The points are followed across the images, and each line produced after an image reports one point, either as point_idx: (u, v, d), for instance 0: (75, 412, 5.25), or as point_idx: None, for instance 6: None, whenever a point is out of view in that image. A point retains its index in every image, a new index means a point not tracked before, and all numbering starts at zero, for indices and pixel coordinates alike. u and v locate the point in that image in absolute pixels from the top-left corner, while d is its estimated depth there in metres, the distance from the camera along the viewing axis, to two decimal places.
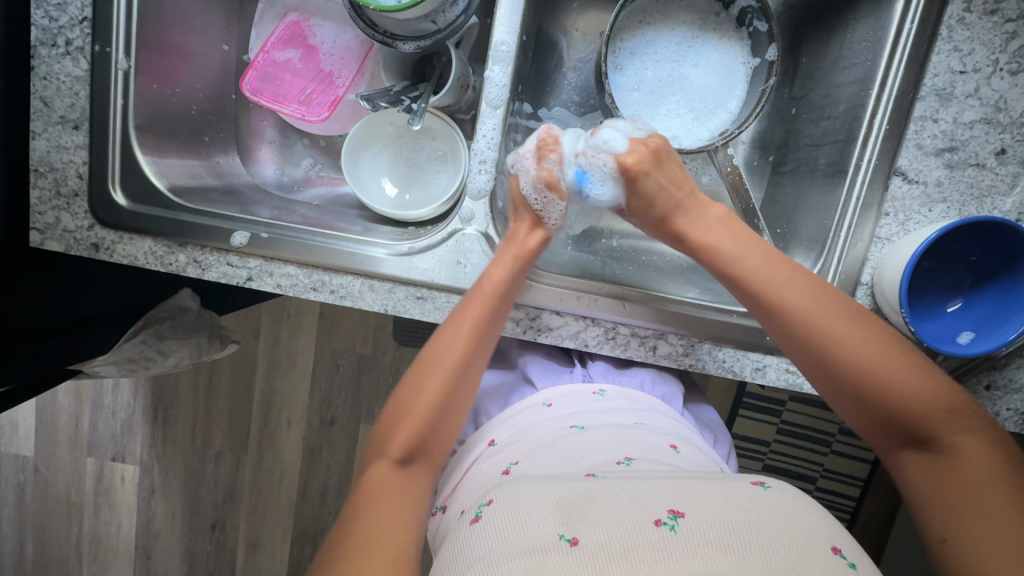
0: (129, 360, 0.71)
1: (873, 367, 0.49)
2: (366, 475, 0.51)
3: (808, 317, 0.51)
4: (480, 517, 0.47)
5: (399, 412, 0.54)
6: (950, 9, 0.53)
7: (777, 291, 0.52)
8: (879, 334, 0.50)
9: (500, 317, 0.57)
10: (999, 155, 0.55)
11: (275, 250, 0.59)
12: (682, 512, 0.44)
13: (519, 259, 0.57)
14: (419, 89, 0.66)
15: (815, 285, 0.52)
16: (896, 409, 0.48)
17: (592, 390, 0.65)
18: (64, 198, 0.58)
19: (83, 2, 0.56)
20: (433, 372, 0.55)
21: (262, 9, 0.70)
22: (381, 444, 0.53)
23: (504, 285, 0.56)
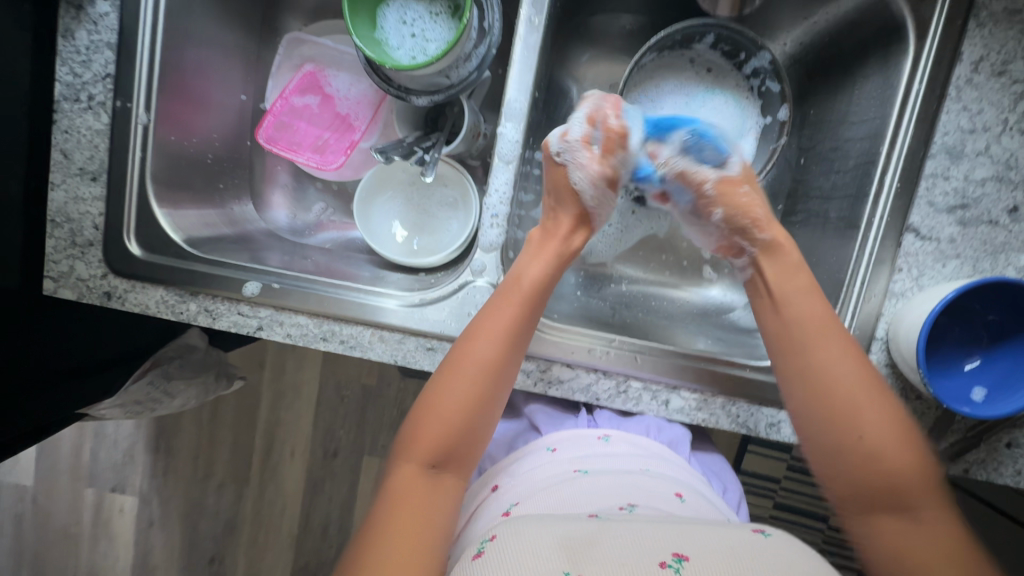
0: (137, 401, 0.76)
1: (869, 426, 0.48)
2: (392, 481, 0.50)
3: (821, 375, 0.50)
4: (481, 552, 0.45)
5: (426, 420, 0.52)
6: (958, 70, 0.53)
7: (806, 332, 0.52)
8: (877, 401, 0.49)
9: (529, 329, 0.55)
10: (1012, 213, 0.55)
11: (287, 300, 0.59)
12: (686, 556, 0.42)
13: (554, 256, 0.58)
14: (432, 139, 0.67)
15: (835, 339, 0.51)
16: (880, 465, 0.47)
17: (598, 434, 0.64)
18: (79, 247, 0.59)
19: (106, 58, 0.57)
20: (462, 379, 0.52)
21: (280, 60, 0.72)
22: (404, 447, 0.52)
23: (538, 291, 0.56)
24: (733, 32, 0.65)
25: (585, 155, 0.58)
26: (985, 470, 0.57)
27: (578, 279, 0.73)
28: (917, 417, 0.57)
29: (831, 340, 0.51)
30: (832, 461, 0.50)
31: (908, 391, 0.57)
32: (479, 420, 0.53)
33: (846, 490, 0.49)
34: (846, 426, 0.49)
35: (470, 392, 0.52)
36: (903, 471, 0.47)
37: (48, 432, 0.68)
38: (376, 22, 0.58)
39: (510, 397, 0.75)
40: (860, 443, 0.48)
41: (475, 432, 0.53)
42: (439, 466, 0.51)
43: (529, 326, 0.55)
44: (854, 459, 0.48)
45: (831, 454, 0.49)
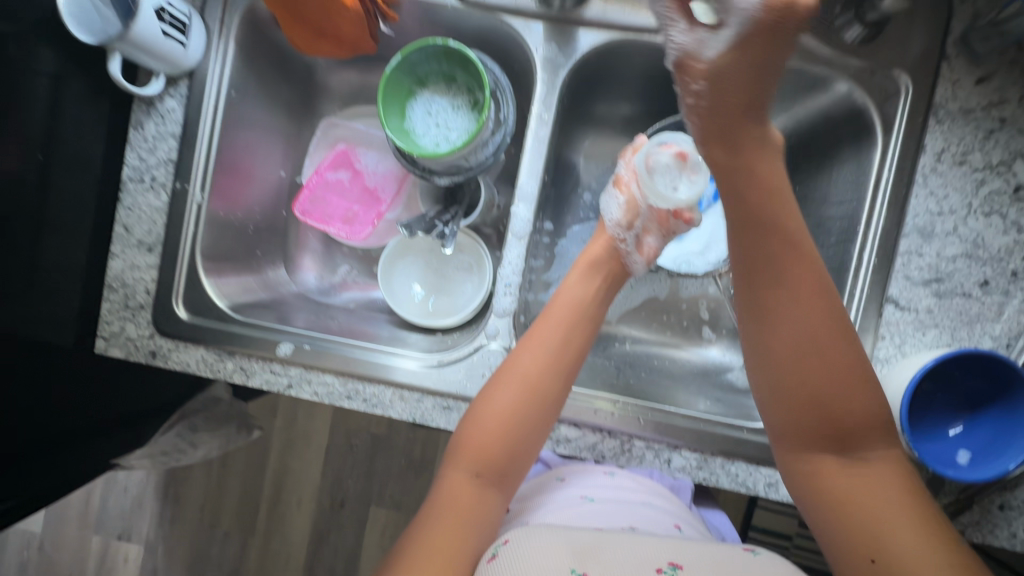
0: (164, 453, 0.85)
1: (822, 375, 0.49)
2: (443, 484, 0.55)
3: (796, 346, 0.50)
4: (496, 555, 0.48)
5: (475, 424, 0.57)
6: (922, 161, 0.60)
7: (788, 296, 0.50)
8: (851, 364, 0.49)
9: (575, 336, 0.61)
10: (983, 286, 0.60)
11: (316, 360, 0.64)
12: (680, 565, 0.46)
13: (588, 269, 0.66)
14: (450, 212, 0.73)
15: (819, 301, 0.50)
16: (825, 403, 0.49)
17: (603, 469, 0.66)
18: (131, 309, 0.65)
19: (169, 147, 0.65)
20: (509, 384, 0.57)
21: (317, 140, 0.80)
22: (456, 453, 0.57)
23: (577, 302, 0.63)
24: None
25: (618, 195, 0.70)
26: (980, 532, 0.59)
27: None
28: None
29: (805, 291, 0.50)
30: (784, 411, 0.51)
31: None
32: (528, 426, 0.57)
33: (796, 432, 0.51)
34: (799, 377, 0.50)
35: (516, 409, 0.57)
36: (844, 408, 0.49)
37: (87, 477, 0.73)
38: (405, 113, 0.67)
39: None
40: (810, 395, 0.50)
41: (528, 436, 0.57)
42: (486, 473, 0.56)
43: (574, 336, 0.61)
44: (825, 425, 0.50)
45: (795, 429, 0.51)
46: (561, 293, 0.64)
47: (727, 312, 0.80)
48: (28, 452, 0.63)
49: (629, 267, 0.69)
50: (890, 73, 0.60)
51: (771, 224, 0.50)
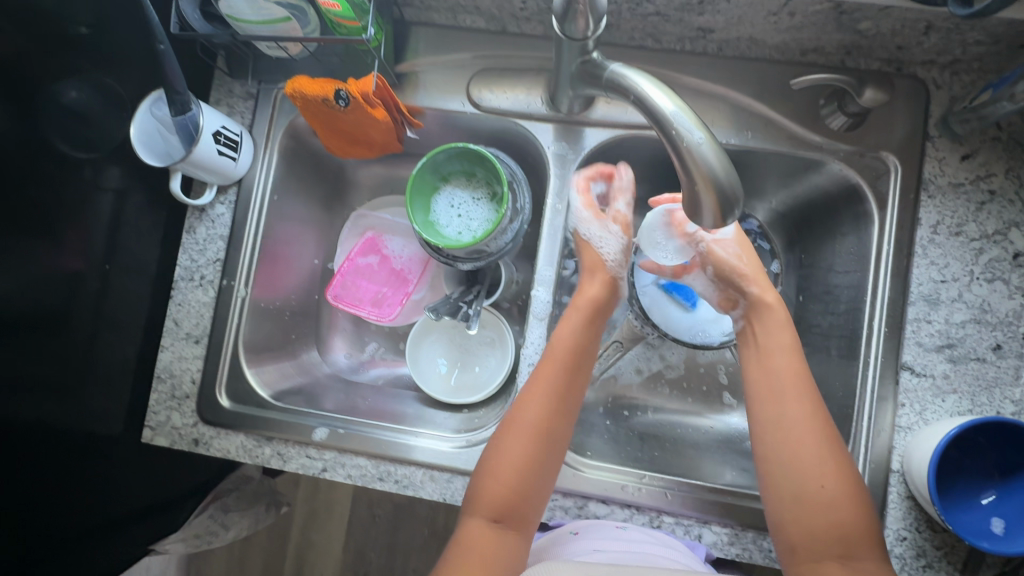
0: (196, 535, 0.85)
1: (790, 407, 0.56)
2: (463, 535, 0.55)
3: (790, 421, 0.55)
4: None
5: (489, 472, 0.57)
6: (920, 233, 0.63)
7: (775, 386, 0.58)
8: (828, 429, 0.55)
9: (578, 373, 0.62)
10: (996, 350, 0.61)
11: (349, 443, 0.67)
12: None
13: (587, 312, 0.65)
14: (473, 292, 0.78)
15: (805, 389, 0.57)
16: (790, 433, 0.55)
17: (617, 524, 0.61)
18: (177, 399, 0.69)
19: (218, 247, 0.71)
20: (518, 427, 0.58)
21: (348, 228, 0.87)
22: (471, 505, 0.56)
23: (578, 336, 0.63)
24: None
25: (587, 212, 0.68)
26: None
27: (606, 409, 0.80)
28: (951, 549, 0.59)
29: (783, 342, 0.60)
30: (773, 425, 0.56)
31: (934, 523, 0.60)
32: (540, 468, 0.57)
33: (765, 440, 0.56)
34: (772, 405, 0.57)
35: (528, 450, 0.57)
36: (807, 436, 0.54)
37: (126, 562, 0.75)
38: (430, 208, 0.73)
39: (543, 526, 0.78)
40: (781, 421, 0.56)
41: (541, 480, 0.57)
42: (504, 519, 0.55)
43: (575, 371, 0.61)
44: (808, 489, 0.53)
45: (792, 490, 0.53)
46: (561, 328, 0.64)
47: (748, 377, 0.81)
48: (65, 545, 0.66)
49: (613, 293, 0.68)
50: (878, 154, 0.65)
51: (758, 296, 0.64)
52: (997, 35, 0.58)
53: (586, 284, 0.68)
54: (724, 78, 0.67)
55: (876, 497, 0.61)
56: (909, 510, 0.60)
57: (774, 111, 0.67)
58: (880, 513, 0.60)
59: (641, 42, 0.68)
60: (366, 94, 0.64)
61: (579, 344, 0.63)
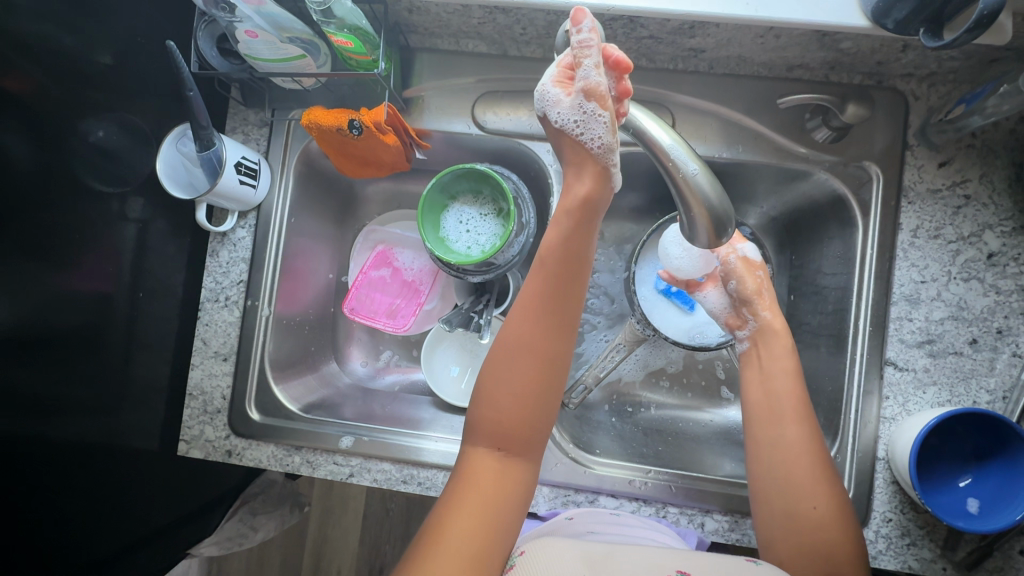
0: (228, 538, 0.90)
1: (790, 430, 0.60)
2: (469, 468, 0.54)
3: (788, 443, 0.60)
4: (514, 565, 0.53)
5: (486, 404, 0.55)
6: (900, 237, 0.67)
7: (774, 412, 0.62)
8: (822, 453, 0.60)
9: (572, 284, 0.56)
10: (972, 344, 0.66)
11: (374, 449, 0.71)
12: (687, 572, 0.52)
13: (575, 217, 0.56)
14: (483, 302, 0.82)
15: (800, 414, 0.61)
16: (790, 452, 0.59)
17: (610, 508, 0.67)
18: (209, 413, 0.73)
19: (240, 269, 0.75)
20: (510, 352, 0.54)
21: (359, 243, 0.90)
22: (473, 438, 0.55)
23: (568, 249, 0.56)
24: None
25: (563, 94, 0.53)
26: None
27: (611, 408, 0.86)
28: (931, 528, 0.64)
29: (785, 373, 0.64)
30: (771, 448, 0.60)
31: (916, 505, 0.65)
32: (539, 392, 0.54)
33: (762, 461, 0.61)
34: (771, 426, 0.61)
35: (523, 376, 0.54)
36: (804, 454, 0.59)
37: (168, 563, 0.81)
38: (440, 225, 0.77)
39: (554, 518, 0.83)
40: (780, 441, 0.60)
41: (542, 402, 0.55)
42: (508, 447, 0.54)
43: (569, 283, 0.56)
44: (800, 506, 0.57)
45: (785, 508, 0.57)
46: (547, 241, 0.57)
47: None
48: (112, 554, 0.71)
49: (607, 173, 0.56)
50: (860, 164, 0.69)
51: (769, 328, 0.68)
52: (970, 52, 0.62)
53: (574, 182, 0.57)
54: (714, 95, 0.71)
55: (864, 484, 0.66)
56: (893, 494, 0.66)
57: (762, 125, 0.71)
58: (867, 497, 0.66)
59: (635, 62, 0.71)
60: (377, 122, 0.67)
61: (564, 252, 0.56)
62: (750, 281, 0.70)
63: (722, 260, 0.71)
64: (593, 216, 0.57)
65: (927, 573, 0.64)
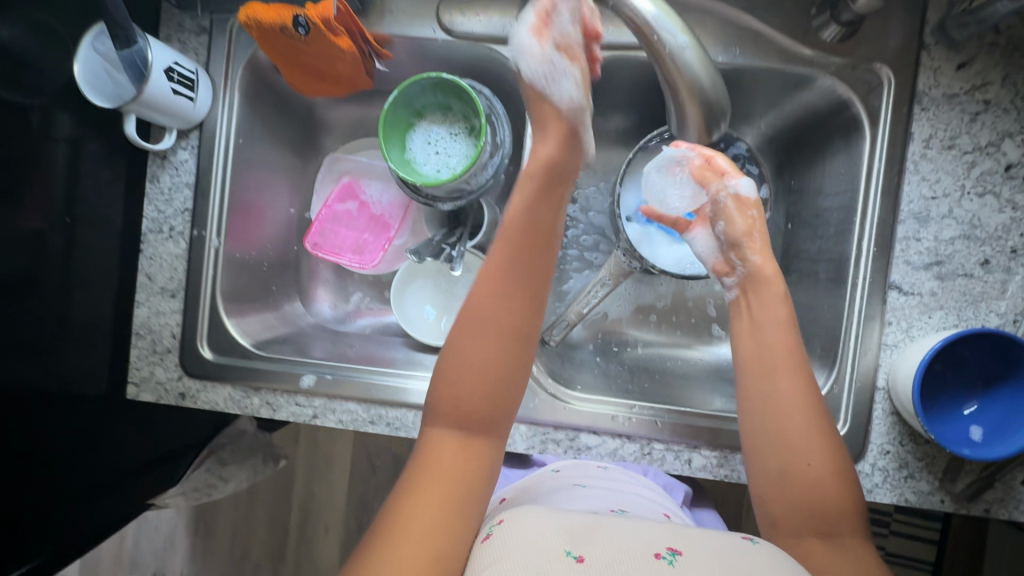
0: (196, 488, 0.86)
1: (783, 390, 0.56)
2: (430, 447, 0.53)
3: (782, 399, 0.56)
4: (490, 534, 0.49)
5: (452, 380, 0.54)
6: (912, 148, 0.61)
7: (766, 366, 0.58)
8: (819, 408, 0.56)
9: (538, 251, 0.57)
10: (984, 265, 0.61)
11: (339, 389, 0.66)
12: (679, 550, 0.47)
13: (541, 176, 0.58)
14: (456, 234, 0.75)
15: (795, 372, 0.57)
16: (784, 416, 0.55)
17: (597, 465, 0.70)
18: (159, 354, 0.68)
19: (184, 196, 0.68)
20: (477, 319, 0.55)
21: (322, 174, 0.83)
22: (437, 418, 0.54)
23: (525, 216, 0.57)
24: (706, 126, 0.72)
25: (535, 44, 0.56)
26: (1006, 509, 0.60)
27: (596, 346, 0.80)
28: (930, 460, 0.61)
29: (780, 326, 0.60)
30: (761, 412, 0.56)
31: (917, 436, 0.61)
32: (503, 353, 0.54)
33: (753, 427, 0.57)
34: (766, 388, 0.57)
35: (487, 342, 0.54)
36: (797, 415, 0.55)
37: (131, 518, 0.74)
38: (405, 145, 0.69)
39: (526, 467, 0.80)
40: (772, 404, 0.56)
41: (510, 364, 0.55)
42: (469, 425, 0.53)
43: (537, 252, 0.57)
44: (795, 467, 0.54)
45: (781, 476, 0.54)
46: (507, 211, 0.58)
47: None
48: None
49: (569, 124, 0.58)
50: (871, 66, 0.62)
51: (765, 279, 0.63)
52: None
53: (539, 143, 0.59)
54: None
55: (863, 415, 0.62)
56: (893, 425, 0.61)
57: (763, 23, 0.63)
58: (865, 429, 0.62)
59: None
60: (326, 19, 0.59)
61: (529, 218, 0.57)
62: (741, 221, 0.66)
63: (713, 199, 0.68)
64: (560, 178, 0.59)
65: (923, 505, 0.61)
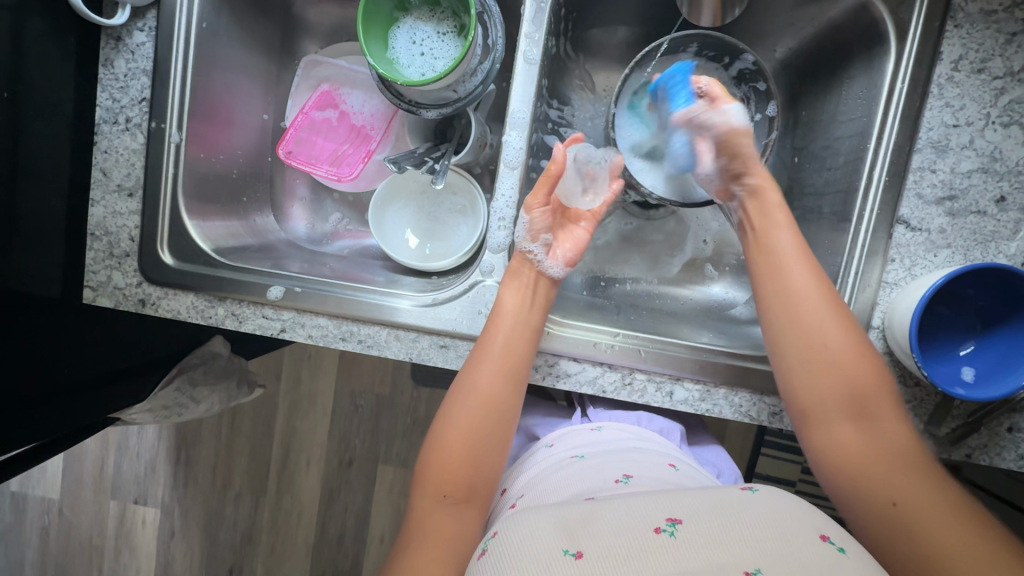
0: (163, 407, 0.77)
1: (815, 317, 0.56)
2: (416, 513, 0.55)
3: (823, 333, 0.55)
4: (485, 550, 0.46)
5: (437, 445, 0.58)
6: (939, 69, 0.56)
7: (794, 294, 0.57)
8: (855, 328, 0.56)
9: (521, 361, 0.59)
10: (999, 203, 0.57)
11: (308, 302, 0.62)
12: (680, 519, 0.45)
13: (527, 290, 0.61)
14: (440, 149, 0.71)
15: (830, 298, 0.56)
16: (824, 349, 0.55)
17: (590, 426, 0.67)
18: (116, 257, 0.63)
19: (142, 84, 0.63)
20: (461, 416, 0.58)
21: (298, 80, 0.77)
22: (422, 485, 0.56)
23: (517, 317, 0.59)
24: (716, 40, 0.68)
25: None
26: (988, 455, 0.59)
27: (585, 281, 0.76)
28: (917, 404, 0.59)
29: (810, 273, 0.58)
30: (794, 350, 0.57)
31: (907, 378, 0.59)
32: (484, 441, 0.58)
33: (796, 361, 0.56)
34: (798, 321, 0.57)
35: (474, 427, 0.58)
36: (831, 342, 0.55)
37: (79, 435, 0.68)
38: (388, 42, 0.63)
39: None
40: (808, 338, 0.56)
41: (491, 452, 0.58)
42: (453, 493, 0.56)
43: (519, 362, 0.59)
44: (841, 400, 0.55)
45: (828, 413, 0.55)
46: (497, 313, 0.59)
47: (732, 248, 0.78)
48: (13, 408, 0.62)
49: (548, 275, 0.63)
50: None
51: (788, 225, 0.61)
52: None
53: (518, 264, 0.62)
54: None
55: None
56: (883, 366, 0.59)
57: None
58: None
59: None
60: None
61: (512, 340, 0.58)
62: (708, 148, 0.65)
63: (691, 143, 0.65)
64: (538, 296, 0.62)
65: None
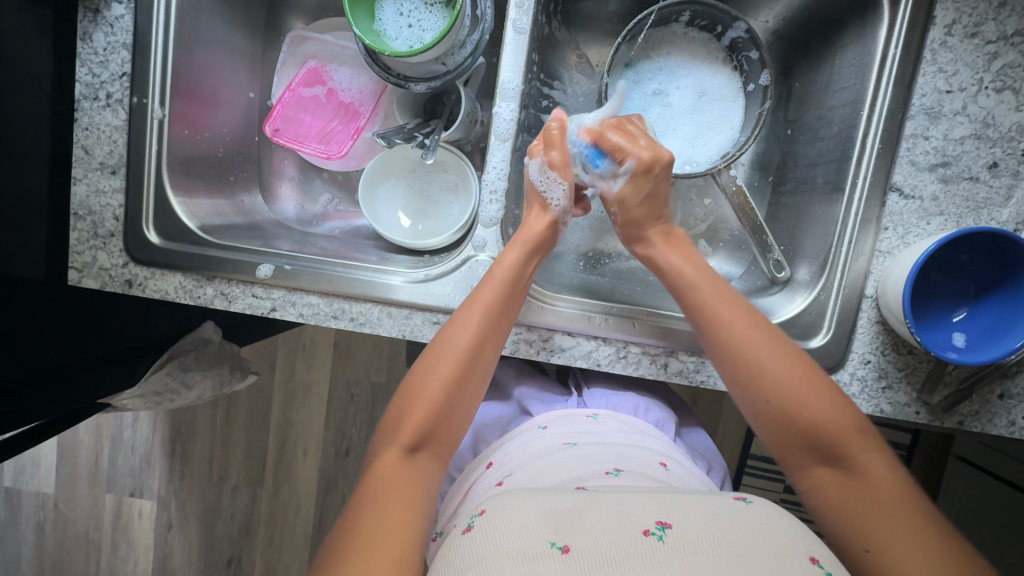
0: (155, 392, 0.74)
1: (735, 330, 0.54)
2: (378, 465, 0.52)
3: (745, 347, 0.53)
4: (471, 526, 0.46)
5: (411, 399, 0.55)
6: (932, 34, 0.56)
7: (714, 312, 0.55)
8: (779, 337, 0.54)
9: (511, 305, 0.58)
10: (991, 168, 0.57)
11: (299, 280, 0.62)
12: (670, 523, 0.43)
13: (532, 244, 0.60)
14: (431, 126, 0.70)
15: (743, 312, 0.55)
16: (754, 363, 0.53)
17: (586, 413, 0.67)
18: (101, 238, 0.62)
19: (122, 58, 0.61)
20: (449, 355, 0.55)
21: (284, 57, 0.75)
22: (389, 432, 0.54)
23: (518, 268, 0.58)
24: (707, 8, 0.67)
25: None
26: (980, 422, 0.59)
27: (580, 260, 0.76)
28: (910, 371, 0.59)
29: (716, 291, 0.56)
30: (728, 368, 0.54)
31: (901, 346, 0.59)
32: (457, 395, 0.56)
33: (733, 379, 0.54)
34: (722, 338, 0.54)
35: (452, 380, 0.55)
36: (759, 358, 0.53)
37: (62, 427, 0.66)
38: (374, 14, 0.62)
39: (500, 380, 0.78)
40: (734, 356, 0.54)
41: (467, 402, 0.56)
42: (422, 447, 0.54)
43: (514, 301, 0.58)
44: (789, 416, 0.52)
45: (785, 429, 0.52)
46: (499, 262, 0.59)
47: (727, 224, 0.76)
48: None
49: (552, 217, 0.62)
50: None
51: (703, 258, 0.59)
52: None
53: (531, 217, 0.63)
54: None
55: (848, 322, 0.59)
56: (877, 334, 0.59)
57: None
58: (849, 336, 0.59)
59: None
60: None
61: (506, 293, 0.57)
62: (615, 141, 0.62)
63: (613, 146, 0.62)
64: (518, 288, 0.58)
65: (899, 416, 0.60)
